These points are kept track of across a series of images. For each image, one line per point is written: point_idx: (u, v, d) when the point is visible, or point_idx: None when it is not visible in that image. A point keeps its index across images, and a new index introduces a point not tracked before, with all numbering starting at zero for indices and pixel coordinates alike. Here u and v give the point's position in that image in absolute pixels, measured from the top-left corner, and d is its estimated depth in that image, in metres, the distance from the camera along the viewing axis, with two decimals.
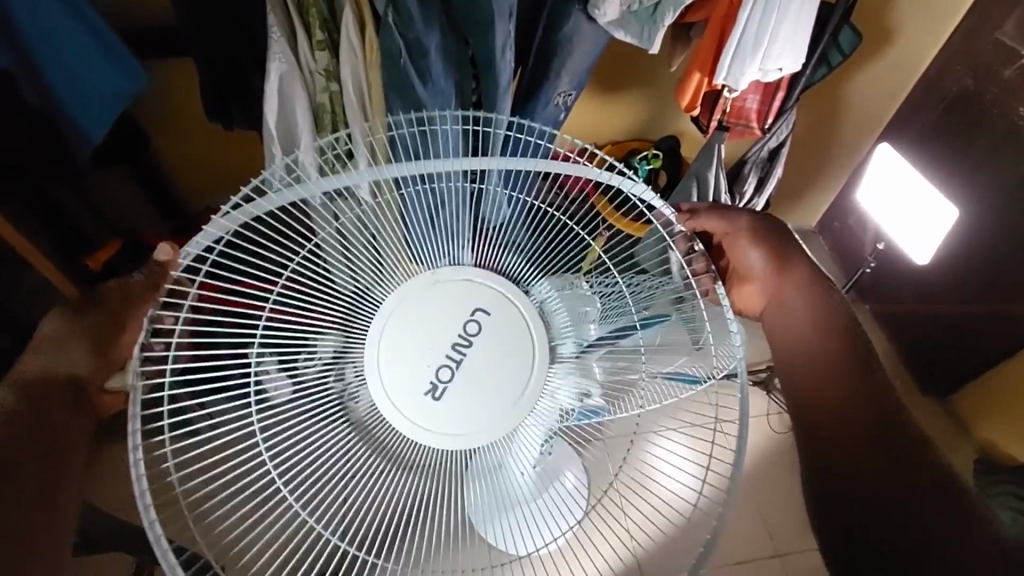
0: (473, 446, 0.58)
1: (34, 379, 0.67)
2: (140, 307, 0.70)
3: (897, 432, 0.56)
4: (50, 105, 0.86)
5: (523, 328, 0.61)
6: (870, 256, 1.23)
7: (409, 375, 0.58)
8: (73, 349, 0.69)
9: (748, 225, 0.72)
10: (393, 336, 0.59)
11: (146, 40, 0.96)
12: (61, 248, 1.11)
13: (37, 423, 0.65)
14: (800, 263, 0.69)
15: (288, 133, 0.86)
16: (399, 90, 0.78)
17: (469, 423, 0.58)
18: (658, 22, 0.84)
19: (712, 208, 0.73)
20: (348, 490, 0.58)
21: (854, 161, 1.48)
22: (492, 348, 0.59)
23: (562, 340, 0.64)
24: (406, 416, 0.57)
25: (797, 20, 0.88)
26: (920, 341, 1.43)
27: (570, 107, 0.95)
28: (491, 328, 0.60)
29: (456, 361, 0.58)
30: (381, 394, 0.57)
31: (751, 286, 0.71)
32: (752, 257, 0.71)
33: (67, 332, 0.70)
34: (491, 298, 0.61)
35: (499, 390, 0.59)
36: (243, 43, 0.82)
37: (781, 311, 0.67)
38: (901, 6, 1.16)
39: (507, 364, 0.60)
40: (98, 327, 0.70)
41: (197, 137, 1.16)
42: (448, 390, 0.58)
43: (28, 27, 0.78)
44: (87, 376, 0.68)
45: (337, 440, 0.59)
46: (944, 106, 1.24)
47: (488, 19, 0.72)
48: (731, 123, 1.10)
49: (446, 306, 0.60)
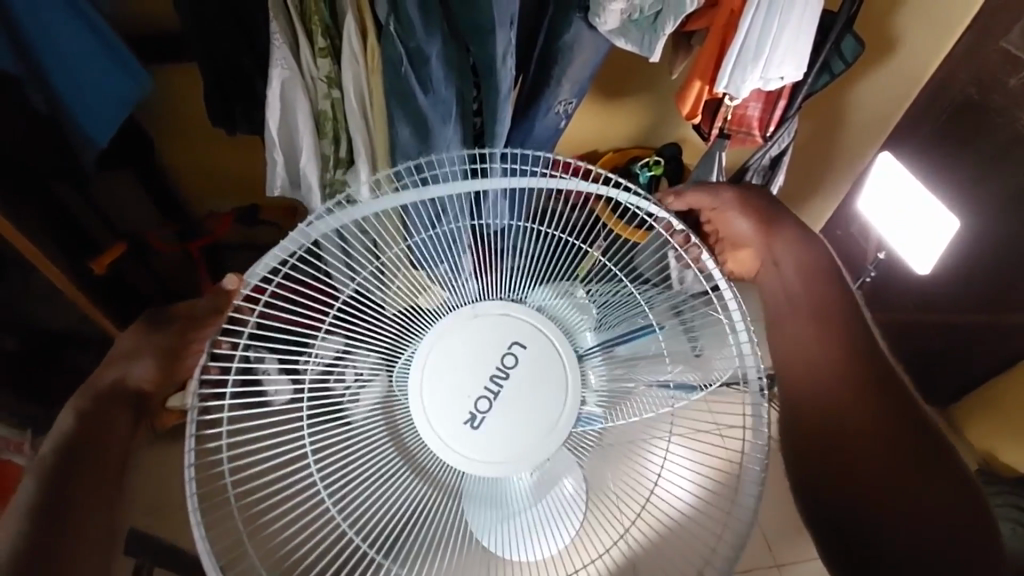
0: (505, 471, 0.63)
1: (87, 398, 0.56)
2: (199, 332, 0.60)
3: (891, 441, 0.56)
4: (56, 110, 0.87)
5: (557, 362, 0.64)
6: (870, 265, 1.23)
7: (451, 405, 0.62)
8: (132, 361, 0.58)
9: (733, 198, 0.78)
10: (438, 359, 0.63)
11: (150, 44, 0.97)
12: (66, 254, 1.08)
13: (103, 453, 0.53)
14: (785, 226, 0.73)
15: (289, 139, 0.86)
16: (401, 99, 0.79)
17: (505, 451, 0.63)
18: (659, 31, 0.83)
19: (700, 186, 0.80)
20: (385, 486, 0.64)
21: (856, 169, 1.48)
22: (528, 382, 0.63)
23: (579, 334, 0.68)
24: (451, 447, 0.62)
25: (798, 28, 0.88)
26: (921, 351, 1.42)
27: (570, 114, 0.96)
28: (527, 362, 0.64)
29: (494, 393, 0.63)
30: (424, 422, 0.62)
31: (744, 250, 0.75)
32: (739, 225, 0.77)
33: (134, 346, 0.59)
34: (529, 334, 0.64)
35: (530, 418, 0.63)
36: (246, 48, 0.83)
37: (772, 270, 0.71)
38: (903, 15, 1.16)
39: (541, 390, 0.63)
40: (163, 342, 0.60)
41: (201, 141, 1.17)
42: (485, 419, 0.63)
43: (34, 34, 0.79)
44: (144, 397, 0.58)
45: (372, 437, 0.63)
46: (947, 115, 1.23)
47: (489, 27, 0.73)
48: (733, 131, 1.09)
49: (489, 338, 0.64)
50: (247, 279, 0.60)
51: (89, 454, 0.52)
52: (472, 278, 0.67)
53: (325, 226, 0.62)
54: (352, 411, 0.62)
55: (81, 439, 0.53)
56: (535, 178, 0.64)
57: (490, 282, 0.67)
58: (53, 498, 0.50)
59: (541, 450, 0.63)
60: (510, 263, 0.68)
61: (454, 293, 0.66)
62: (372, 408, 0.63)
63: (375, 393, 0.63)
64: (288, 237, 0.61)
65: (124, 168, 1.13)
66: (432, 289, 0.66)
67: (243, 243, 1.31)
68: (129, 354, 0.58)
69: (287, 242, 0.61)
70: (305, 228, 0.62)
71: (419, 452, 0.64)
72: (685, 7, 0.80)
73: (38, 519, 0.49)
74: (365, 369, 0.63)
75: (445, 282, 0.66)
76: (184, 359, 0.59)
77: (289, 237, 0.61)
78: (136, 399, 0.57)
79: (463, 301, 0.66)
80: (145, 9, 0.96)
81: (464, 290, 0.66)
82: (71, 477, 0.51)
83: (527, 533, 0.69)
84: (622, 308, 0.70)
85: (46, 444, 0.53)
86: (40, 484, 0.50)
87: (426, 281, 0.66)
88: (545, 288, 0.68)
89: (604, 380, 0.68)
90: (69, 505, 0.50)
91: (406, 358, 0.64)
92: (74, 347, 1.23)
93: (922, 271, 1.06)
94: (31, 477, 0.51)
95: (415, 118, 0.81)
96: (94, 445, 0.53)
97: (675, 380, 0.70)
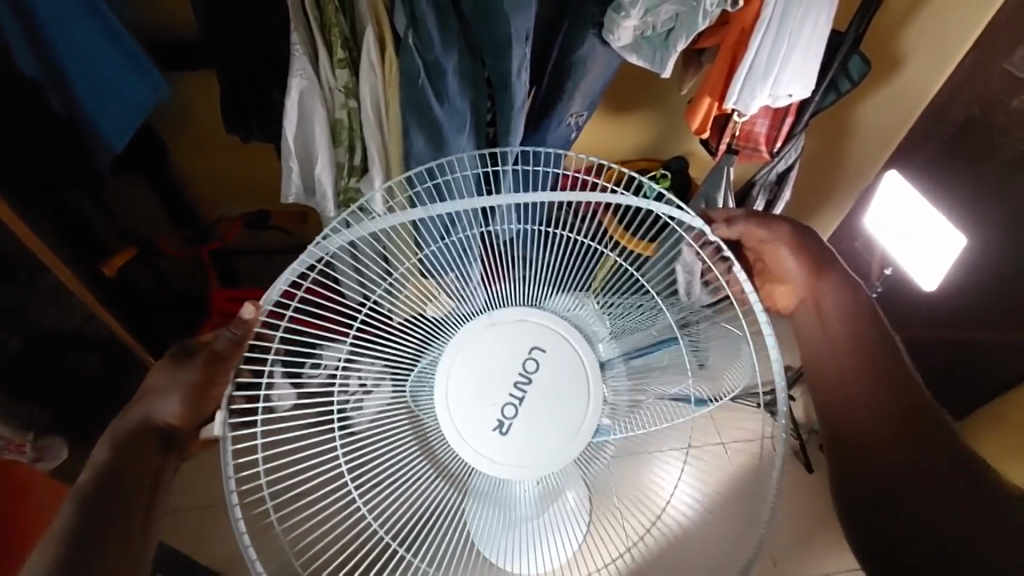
0: (537, 474, 0.64)
1: (124, 431, 0.57)
2: (224, 365, 0.59)
3: (914, 437, 0.61)
4: (75, 117, 0.89)
5: (578, 365, 0.66)
6: (877, 281, 1.25)
7: (479, 413, 0.63)
8: (161, 397, 0.58)
9: (788, 234, 0.76)
10: (459, 363, 0.64)
11: (168, 53, 0.99)
12: (77, 257, 1.08)
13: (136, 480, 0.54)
14: (835, 270, 0.73)
15: (305, 148, 0.87)
16: (417, 110, 0.80)
17: (533, 454, 0.63)
18: (672, 48, 0.84)
19: (750, 216, 0.77)
20: (409, 486, 0.64)
21: (860, 188, 1.49)
22: (550, 387, 0.64)
23: (597, 338, 0.69)
24: (484, 455, 0.63)
25: (806, 48, 0.90)
26: (926, 366, 1.43)
27: (581, 126, 0.97)
28: (548, 366, 0.65)
29: (518, 399, 0.64)
30: (453, 432, 0.63)
31: (786, 288, 0.76)
32: (787, 261, 0.76)
33: (161, 378, 0.59)
34: (546, 337, 0.66)
35: (554, 420, 0.64)
36: (265, 60, 0.84)
37: (812, 309, 0.72)
38: (907, 37, 1.18)
39: (564, 397, 0.64)
40: (188, 376, 0.58)
41: (214, 148, 1.18)
42: (513, 425, 0.63)
43: (61, 46, 0.82)
44: (176, 432, 0.59)
45: (400, 440, 0.65)
46: (951, 133, 1.25)
47: (505, 40, 0.74)
48: (741, 147, 1.10)
49: (507, 347, 0.65)
50: (264, 304, 0.58)
51: (124, 484, 0.54)
52: (480, 286, 0.68)
53: (332, 245, 0.60)
54: (355, 416, 0.63)
55: (115, 469, 0.54)
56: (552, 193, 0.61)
57: (499, 292, 0.68)
58: (91, 519, 0.52)
59: (565, 455, 0.64)
60: (518, 273, 0.69)
61: (463, 302, 0.68)
62: (378, 412, 0.64)
63: (382, 397, 0.64)
64: (303, 254, 0.59)
65: (138, 175, 1.13)
66: (440, 298, 0.67)
67: (257, 247, 1.35)
68: (159, 388, 0.58)
69: (303, 259, 0.59)
70: (322, 245, 0.60)
71: (449, 460, 0.65)
72: (697, 25, 0.81)
73: (74, 537, 0.50)
74: (371, 378, 0.64)
75: (453, 291, 0.68)
76: (213, 392, 0.59)
77: (306, 252, 0.58)
78: (168, 434, 0.58)
79: (471, 310, 0.67)
80: (163, 17, 0.97)
81: (473, 299, 0.68)
82: (107, 498, 0.53)
83: (530, 542, 0.70)
84: (638, 318, 0.71)
85: (85, 474, 0.54)
86: (83, 509, 0.52)
87: (435, 288, 0.68)
88: (557, 298, 0.69)
89: (620, 390, 0.68)
90: (104, 535, 0.51)
91: (425, 363, 0.65)
92: (79, 348, 1.25)
93: (930, 288, 1.07)
94: (69, 505, 0.53)
95: (430, 130, 0.82)
96: (130, 477, 0.54)
97: (695, 392, 0.70)
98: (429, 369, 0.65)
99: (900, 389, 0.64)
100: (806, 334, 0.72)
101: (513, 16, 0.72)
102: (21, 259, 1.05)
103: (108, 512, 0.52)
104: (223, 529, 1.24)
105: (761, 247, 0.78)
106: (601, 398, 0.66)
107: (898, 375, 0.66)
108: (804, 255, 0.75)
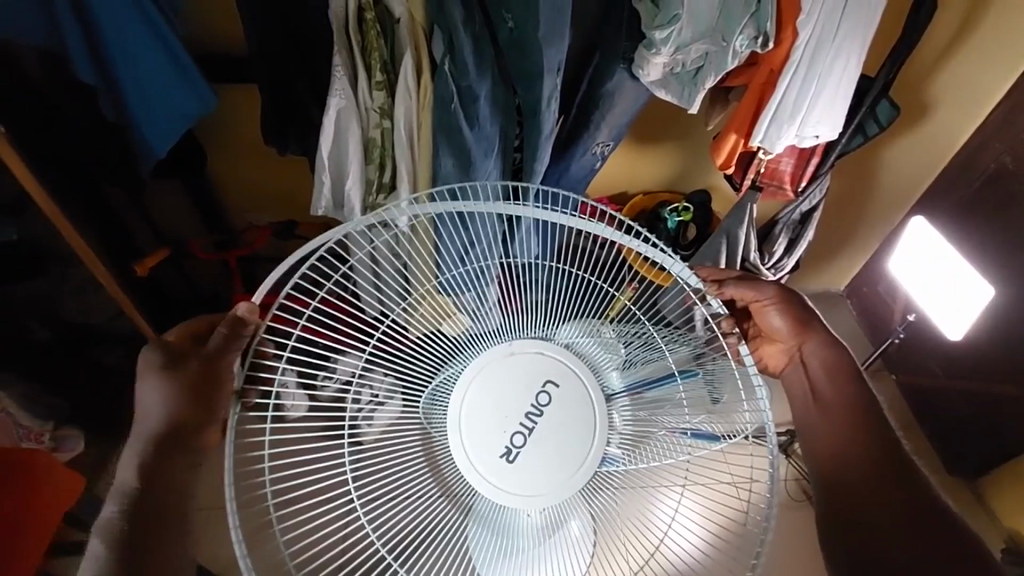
0: (542, 506, 0.63)
1: (144, 444, 0.58)
2: (224, 363, 0.60)
3: (927, 497, 0.57)
4: (123, 121, 0.93)
5: (587, 404, 0.65)
6: (900, 327, 1.22)
7: (489, 440, 0.63)
8: (166, 401, 0.59)
9: (775, 291, 0.75)
10: (473, 392, 0.64)
11: (215, 68, 1.04)
12: (112, 251, 1.12)
13: (162, 494, 0.56)
14: (822, 330, 0.72)
15: (339, 162, 0.89)
16: (448, 133, 0.83)
17: (543, 484, 0.63)
18: (700, 84, 0.86)
19: (741, 279, 0.76)
20: (413, 503, 0.64)
21: (885, 231, 1.48)
22: (560, 421, 0.64)
23: (607, 370, 0.68)
24: (487, 478, 0.62)
25: (834, 93, 0.91)
26: (949, 419, 1.38)
27: (606, 156, 0.99)
28: (560, 400, 0.65)
29: (528, 429, 0.63)
30: (462, 454, 0.63)
31: (777, 348, 0.74)
32: (776, 320, 0.74)
33: (159, 387, 0.59)
34: (561, 372, 0.65)
35: (562, 455, 0.64)
36: (308, 79, 0.88)
37: (802, 369, 0.71)
38: (938, 84, 1.18)
39: (575, 430, 0.64)
40: (198, 382, 0.59)
41: (247, 159, 1.22)
42: (521, 454, 0.63)
43: (115, 53, 0.85)
44: (192, 426, 0.59)
45: (408, 458, 0.64)
46: (978, 184, 1.24)
47: (537, 72, 0.78)
48: (765, 183, 1.11)
49: (522, 378, 0.65)
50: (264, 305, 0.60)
51: (150, 494, 0.56)
52: (495, 306, 0.69)
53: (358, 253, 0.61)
54: (364, 431, 0.64)
55: (144, 487, 0.56)
56: (574, 219, 0.65)
57: (514, 316, 0.69)
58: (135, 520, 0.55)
59: (567, 489, 0.64)
60: (533, 299, 0.70)
61: (477, 320, 0.68)
62: (386, 426, 0.64)
63: (389, 413, 0.64)
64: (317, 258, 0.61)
65: (176, 179, 1.17)
66: (456, 316, 0.68)
67: (281, 256, 1.37)
68: (158, 396, 0.59)
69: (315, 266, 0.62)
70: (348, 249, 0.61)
71: (456, 482, 0.64)
72: (726, 64, 0.83)
73: (126, 537, 0.54)
74: (381, 392, 0.65)
75: (468, 309, 0.69)
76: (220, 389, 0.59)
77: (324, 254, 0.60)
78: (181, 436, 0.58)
79: (485, 330, 0.67)
80: (216, 34, 1.03)
81: (487, 319, 0.68)
82: (143, 510, 0.55)
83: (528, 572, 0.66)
84: (646, 347, 0.71)
85: (112, 505, 0.55)
86: (120, 527, 0.54)
87: (450, 307, 0.70)
88: (572, 325, 0.70)
89: (628, 422, 0.68)
90: (146, 535, 0.54)
91: (439, 380, 0.66)
92: (103, 343, 1.27)
93: (955, 336, 1.05)
94: (99, 535, 0.55)
95: (458, 152, 0.85)
96: (158, 480, 0.56)
97: (694, 428, 0.70)
98: (442, 387, 0.66)
99: (898, 446, 0.62)
100: (797, 393, 0.70)
101: (547, 49, 0.76)
102: (59, 251, 1.10)
103: (148, 511, 0.55)
104: (225, 534, 1.24)
105: (751, 307, 0.76)
106: (606, 433, 0.65)
107: (890, 435, 0.62)
108: (790, 310, 0.74)
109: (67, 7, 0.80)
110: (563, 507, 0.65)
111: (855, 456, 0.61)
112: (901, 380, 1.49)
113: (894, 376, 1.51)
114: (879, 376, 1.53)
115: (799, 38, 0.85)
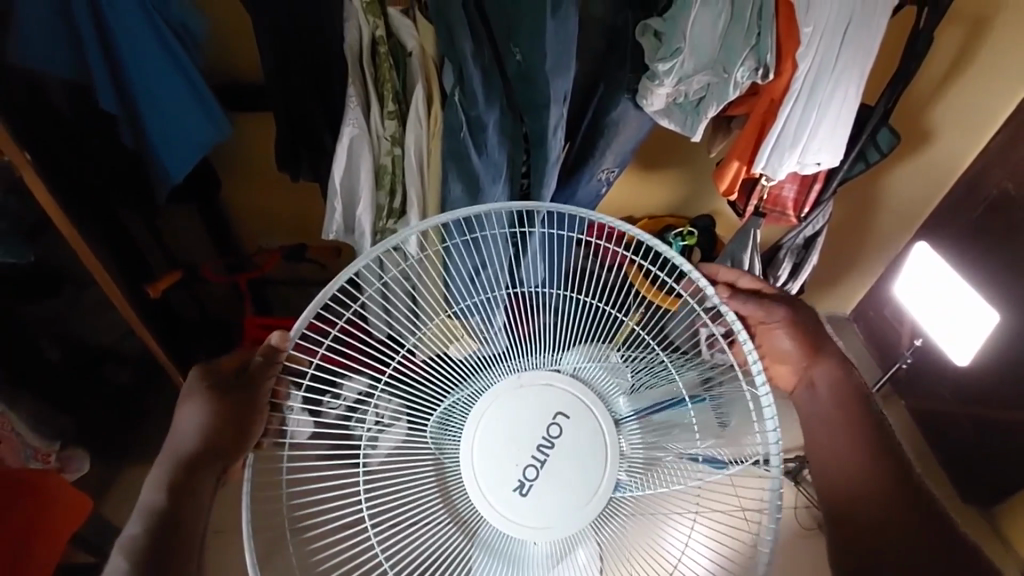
0: (551, 538, 0.63)
1: (172, 466, 0.58)
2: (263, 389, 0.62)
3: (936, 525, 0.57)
4: (141, 148, 0.95)
5: (597, 435, 0.65)
6: (908, 352, 1.22)
7: (500, 471, 0.63)
8: (200, 424, 0.60)
9: (785, 315, 0.74)
10: (486, 421, 0.64)
11: (230, 97, 1.07)
12: (126, 275, 1.14)
13: (188, 515, 0.56)
14: (831, 354, 0.71)
15: (350, 188, 0.91)
16: (457, 158, 0.86)
17: (553, 516, 0.63)
18: (702, 114, 0.89)
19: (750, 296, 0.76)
20: (424, 531, 0.64)
21: (889, 255, 1.48)
22: (571, 452, 0.64)
23: (614, 397, 0.68)
24: (496, 508, 0.62)
25: (835, 122, 0.93)
26: (961, 445, 1.36)
27: (612, 182, 1.01)
28: (572, 432, 0.65)
29: (540, 461, 0.63)
30: (474, 484, 0.63)
31: (784, 369, 0.73)
32: (784, 342, 0.74)
33: (196, 411, 0.60)
34: (571, 404, 0.66)
35: (573, 485, 0.63)
36: (322, 110, 0.91)
37: (811, 392, 0.70)
38: (938, 111, 1.20)
39: (585, 463, 0.64)
40: (236, 407, 0.61)
41: (260, 186, 1.26)
42: (534, 486, 0.63)
43: (137, 84, 0.88)
44: (225, 451, 0.60)
45: (420, 488, 0.64)
46: (983, 209, 1.24)
47: (544, 101, 0.81)
48: (769, 210, 1.12)
49: (533, 408, 0.65)
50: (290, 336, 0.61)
51: (180, 515, 0.56)
52: (502, 330, 0.70)
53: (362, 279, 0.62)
54: (371, 455, 0.65)
55: (176, 507, 0.56)
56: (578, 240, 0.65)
57: (522, 341, 0.70)
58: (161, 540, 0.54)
59: (576, 521, 0.63)
60: (540, 324, 0.71)
61: (486, 344, 0.69)
62: (392, 450, 0.65)
63: (394, 438, 0.64)
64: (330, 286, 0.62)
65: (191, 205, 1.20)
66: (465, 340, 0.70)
67: (291, 279, 1.37)
68: (194, 420, 0.60)
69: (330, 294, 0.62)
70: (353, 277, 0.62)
71: (466, 510, 0.64)
72: (728, 95, 0.85)
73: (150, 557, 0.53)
74: (387, 415, 0.65)
75: (476, 333, 0.70)
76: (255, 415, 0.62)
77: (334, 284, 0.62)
78: (211, 458, 0.59)
79: (491, 354, 0.68)
80: (235, 65, 1.07)
81: (495, 342, 0.69)
82: (170, 530, 0.55)
83: None
84: (654, 372, 0.72)
85: (134, 524, 0.55)
86: (145, 547, 0.53)
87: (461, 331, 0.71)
88: (579, 351, 0.70)
89: (637, 448, 0.67)
90: (171, 555, 0.54)
91: (446, 406, 0.66)
92: (113, 362, 1.30)
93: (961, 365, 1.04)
94: (120, 556, 0.53)
95: (467, 179, 0.87)
96: (186, 500, 0.57)
97: (705, 454, 0.69)
98: (449, 414, 0.66)
99: (907, 474, 0.61)
100: (806, 415, 0.69)
101: (553, 79, 0.79)
102: (73, 273, 1.12)
103: (173, 531, 0.55)
104: (226, 559, 1.22)
105: (757, 328, 0.76)
106: (617, 462, 0.65)
107: (897, 463, 0.62)
108: (798, 334, 0.73)
109: (95, 43, 0.83)
110: (573, 539, 0.64)
111: (862, 484, 0.61)
112: (910, 406, 1.47)
113: (903, 401, 1.50)
114: (888, 402, 1.51)
115: (799, 69, 0.87)
